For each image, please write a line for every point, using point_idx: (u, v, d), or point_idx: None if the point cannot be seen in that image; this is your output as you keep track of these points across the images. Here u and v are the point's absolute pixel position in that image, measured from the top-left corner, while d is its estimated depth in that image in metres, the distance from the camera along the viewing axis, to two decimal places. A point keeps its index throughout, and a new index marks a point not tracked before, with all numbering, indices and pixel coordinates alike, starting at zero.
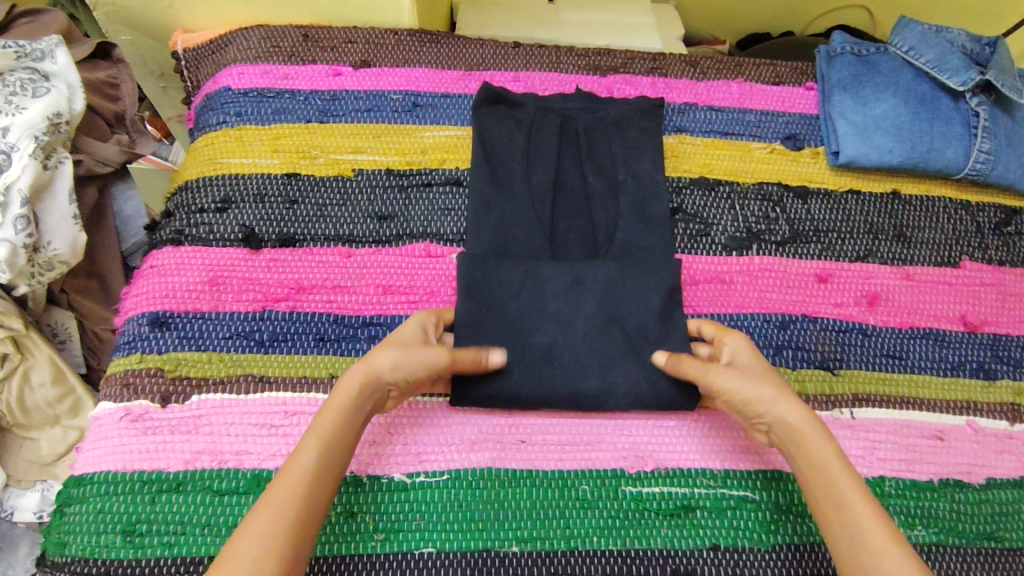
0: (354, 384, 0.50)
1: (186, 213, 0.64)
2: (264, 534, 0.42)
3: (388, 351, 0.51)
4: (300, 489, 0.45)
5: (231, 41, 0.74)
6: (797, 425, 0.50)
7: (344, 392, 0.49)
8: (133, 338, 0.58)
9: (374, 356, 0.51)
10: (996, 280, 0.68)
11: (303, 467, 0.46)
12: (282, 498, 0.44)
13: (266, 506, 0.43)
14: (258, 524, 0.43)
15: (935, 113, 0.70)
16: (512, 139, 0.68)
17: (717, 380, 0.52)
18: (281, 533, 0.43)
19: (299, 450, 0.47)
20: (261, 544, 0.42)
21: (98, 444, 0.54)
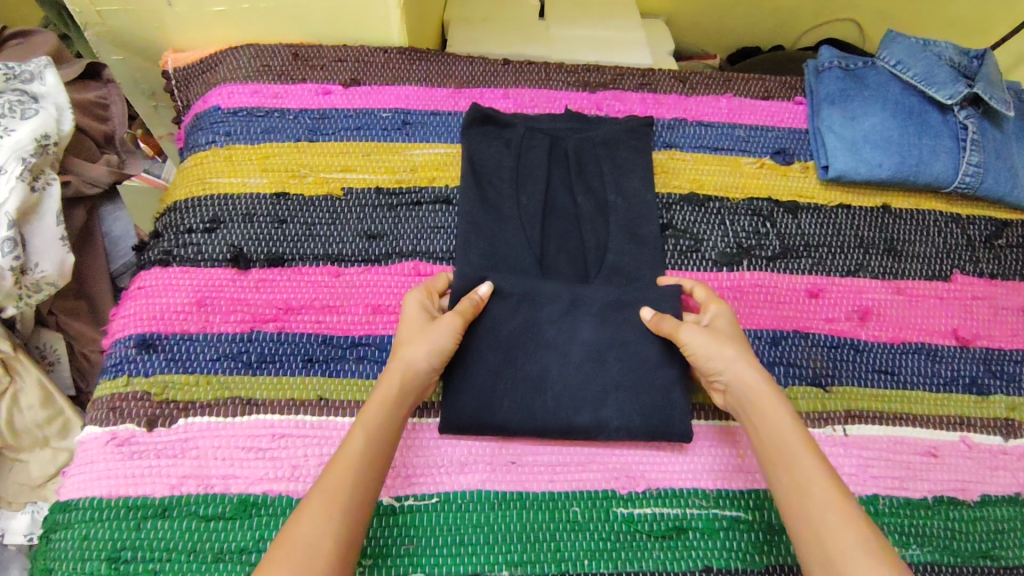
0: (392, 375, 0.52)
1: (173, 233, 0.64)
2: (319, 515, 0.44)
3: (416, 341, 0.54)
4: (351, 475, 0.46)
5: (221, 60, 0.75)
6: (753, 388, 0.52)
7: (385, 384, 0.52)
8: (120, 361, 0.57)
9: (405, 348, 0.54)
10: (987, 294, 0.68)
11: (351, 454, 0.47)
12: (332, 484, 0.45)
13: (317, 491, 0.45)
14: (311, 507, 0.44)
15: (923, 127, 0.71)
16: (501, 157, 0.69)
17: (686, 338, 0.55)
18: (334, 515, 0.44)
19: (348, 438, 0.48)
20: (314, 526, 0.43)
21: (84, 470, 0.53)
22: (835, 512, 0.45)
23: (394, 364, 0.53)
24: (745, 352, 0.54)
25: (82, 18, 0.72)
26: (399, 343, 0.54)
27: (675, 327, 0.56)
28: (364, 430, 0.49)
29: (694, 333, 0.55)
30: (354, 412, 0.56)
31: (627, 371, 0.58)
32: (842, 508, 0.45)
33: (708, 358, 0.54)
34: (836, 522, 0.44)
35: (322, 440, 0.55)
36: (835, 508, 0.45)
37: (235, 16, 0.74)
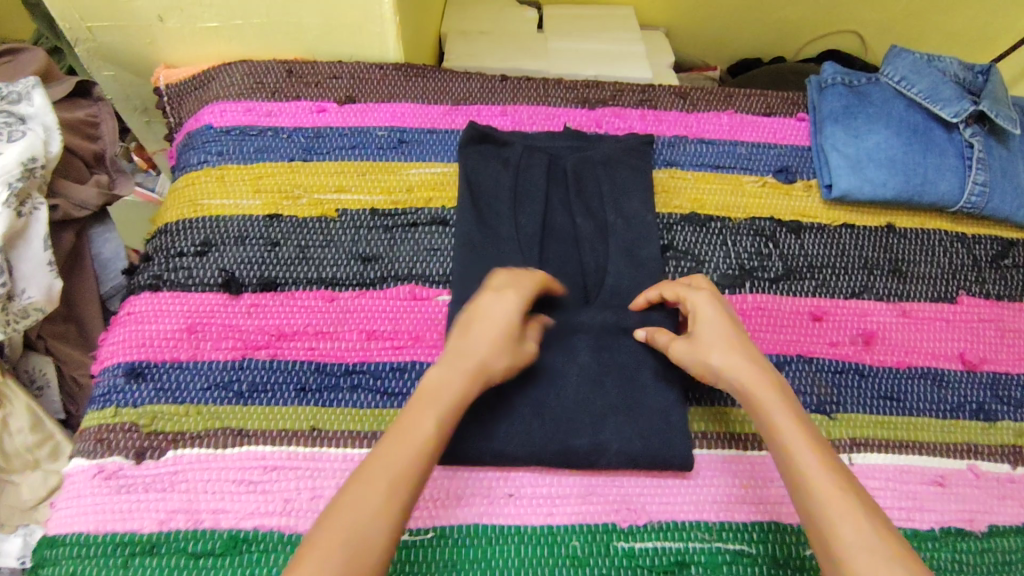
0: (472, 377, 0.49)
1: (164, 257, 0.63)
2: (377, 505, 0.41)
3: (503, 357, 0.51)
4: (418, 466, 0.44)
5: (214, 77, 0.73)
6: (752, 387, 0.50)
7: (463, 381, 0.48)
8: (108, 391, 0.56)
9: (495, 356, 0.50)
10: (994, 316, 0.66)
11: (419, 444, 0.44)
12: (392, 471, 0.43)
13: (372, 476, 0.42)
14: (369, 494, 0.41)
15: (928, 145, 0.69)
16: (499, 177, 0.67)
17: (676, 355, 0.55)
18: (396, 508, 0.42)
19: (414, 423, 0.45)
20: (371, 515, 0.41)
21: (71, 504, 0.52)
22: (840, 514, 0.43)
23: (478, 367, 0.49)
24: (742, 349, 0.52)
25: (72, 33, 0.71)
26: (493, 349, 0.51)
27: (666, 343, 0.56)
28: (434, 421, 0.46)
29: (681, 348, 0.54)
30: (348, 443, 0.55)
31: (628, 400, 0.57)
32: (847, 506, 0.43)
33: (700, 366, 0.53)
34: (846, 525, 0.43)
35: (315, 473, 0.53)
36: (844, 510, 0.43)
37: (228, 33, 0.72)
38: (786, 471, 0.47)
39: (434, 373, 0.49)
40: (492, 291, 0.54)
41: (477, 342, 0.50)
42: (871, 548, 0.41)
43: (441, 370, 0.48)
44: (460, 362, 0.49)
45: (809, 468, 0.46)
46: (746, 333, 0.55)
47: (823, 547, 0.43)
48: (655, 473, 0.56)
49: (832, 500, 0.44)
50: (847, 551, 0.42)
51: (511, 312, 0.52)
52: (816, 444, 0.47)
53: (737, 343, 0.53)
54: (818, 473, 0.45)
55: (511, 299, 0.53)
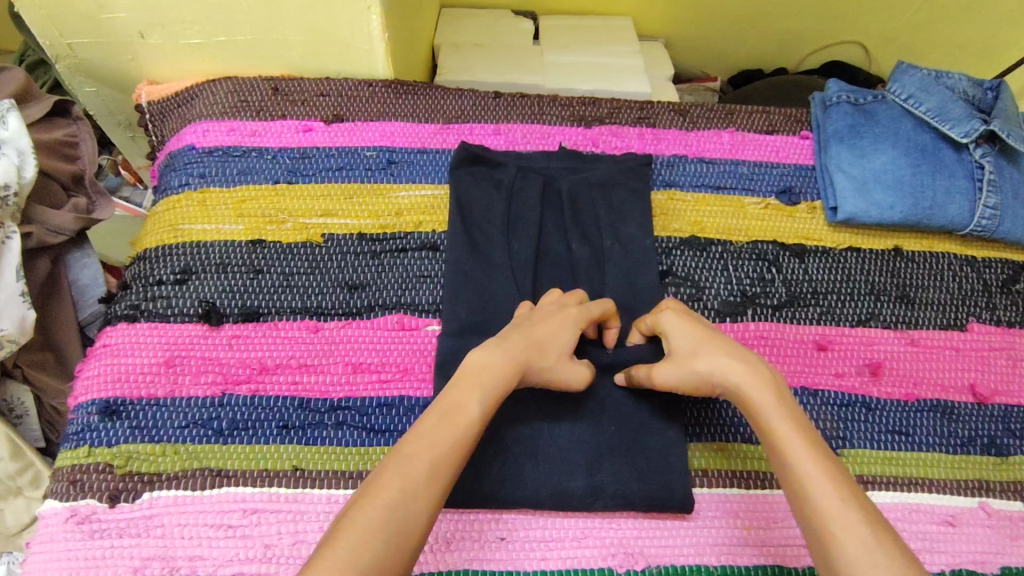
0: (515, 365, 0.48)
1: (142, 285, 0.60)
2: (420, 485, 0.40)
3: (550, 356, 0.51)
4: (461, 450, 0.43)
5: (197, 94, 0.71)
6: (748, 391, 0.48)
7: (506, 366, 0.48)
8: (82, 429, 0.54)
9: (542, 354, 0.50)
10: (1005, 345, 0.64)
11: (463, 428, 0.44)
12: (437, 453, 0.42)
13: (415, 455, 0.42)
14: (414, 473, 0.41)
15: (937, 166, 0.67)
16: (492, 202, 0.65)
17: (662, 380, 0.52)
18: (437, 491, 0.41)
19: (460, 405, 0.45)
20: (415, 494, 0.40)
21: (42, 549, 0.50)
22: (841, 523, 0.41)
23: (522, 357, 0.49)
24: (733, 353, 0.50)
25: (52, 50, 0.68)
26: (540, 344, 0.50)
27: (648, 373, 0.53)
28: (480, 405, 0.45)
29: (666, 369, 0.52)
30: (332, 484, 0.52)
31: (624, 437, 0.55)
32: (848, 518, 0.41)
33: (687, 381, 0.51)
34: (849, 543, 0.40)
35: (297, 516, 0.51)
36: (845, 518, 0.41)
37: (212, 49, 0.70)
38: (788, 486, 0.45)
39: (477, 355, 0.48)
40: (553, 305, 0.55)
41: (528, 336, 0.50)
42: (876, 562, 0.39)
43: (485, 353, 0.48)
44: (505, 347, 0.49)
45: (808, 474, 0.43)
46: (730, 340, 0.53)
47: (825, 559, 0.41)
48: (653, 515, 0.53)
49: (832, 509, 0.42)
50: (846, 560, 0.39)
51: (567, 322, 0.53)
52: (816, 451, 0.45)
53: (725, 351, 0.51)
54: (818, 478, 0.43)
55: (572, 313, 0.54)
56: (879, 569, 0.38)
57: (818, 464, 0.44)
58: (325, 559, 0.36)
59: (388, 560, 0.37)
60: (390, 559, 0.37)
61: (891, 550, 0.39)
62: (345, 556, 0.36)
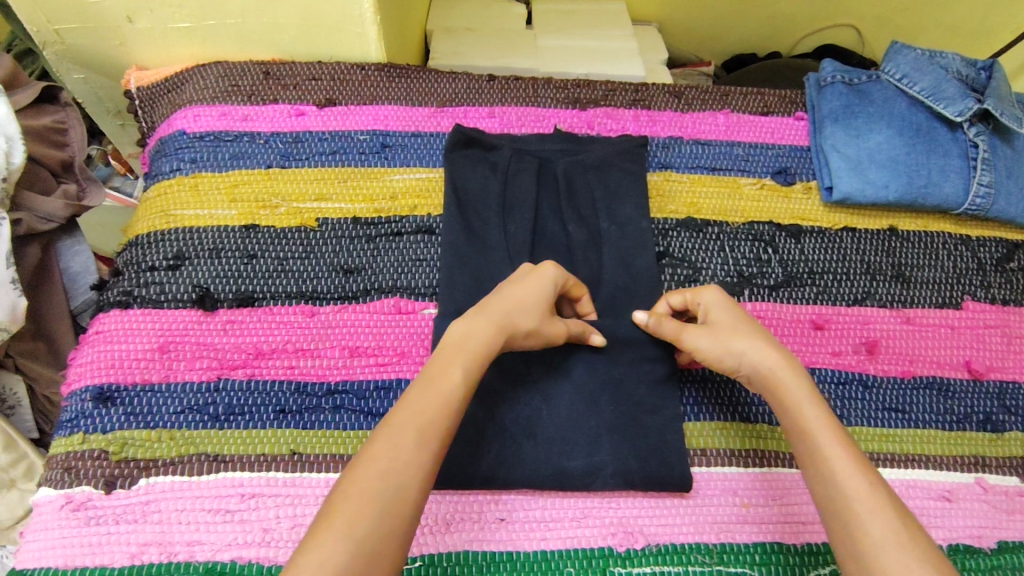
0: (497, 330, 0.48)
1: (135, 271, 0.60)
2: (411, 454, 0.40)
3: (532, 318, 0.50)
4: (448, 415, 0.43)
5: (187, 79, 0.70)
6: (777, 377, 0.49)
7: (488, 331, 0.48)
8: (76, 416, 0.53)
9: (524, 317, 0.50)
10: (1000, 322, 0.65)
11: (447, 395, 0.44)
12: (426, 419, 0.42)
13: (404, 424, 0.41)
14: (403, 441, 0.40)
15: (932, 144, 0.67)
16: (487, 185, 0.65)
17: (689, 341, 0.53)
18: (428, 457, 0.41)
19: (443, 371, 0.45)
20: (406, 461, 0.40)
21: (38, 536, 0.49)
22: (868, 505, 0.41)
23: (502, 321, 0.49)
24: (768, 339, 0.51)
25: (38, 35, 0.67)
26: (522, 307, 0.50)
27: (678, 331, 0.53)
28: (462, 369, 0.45)
29: (698, 337, 0.52)
30: (329, 467, 0.52)
31: (622, 416, 0.55)
32: (872, 498, 0.42)
33: (717, 352, 0.52)
34: (871, 521, 0.41)
35: (295, 500, 0.51)
36: (869, 500, 0.42)
37: (201, 33, 0.69)
38: (810, 465, 0.45)
39: (458, 325, 0.48)
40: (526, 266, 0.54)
41: (505, 299, 0.50)
42: (898, 541, 0.39)
43: (467, 321, 0.48)
44: (484, 313, 0.49)
45: (834, 455, 0.44)
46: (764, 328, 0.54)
47: (843, 534, 0.41)
48: (652, 495, 0.53)
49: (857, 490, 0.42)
50: (868, 537, 0.40)
51: (544, 282, 0.52)
52: (841, 434, 0.46)
53: (756, 334, 0.52)
54: (844, 462, 0.44)
55: (546, 270, 0.53)
56: (901, 547, 0.39)
57: (845, 449, 0.45)
58: (321, 533, 0.36)
59: (385, 527, 0.37)
60: (387, 526, 0.37)
61: (916, 533, 0.40)
62: (340, 529, 0.36)
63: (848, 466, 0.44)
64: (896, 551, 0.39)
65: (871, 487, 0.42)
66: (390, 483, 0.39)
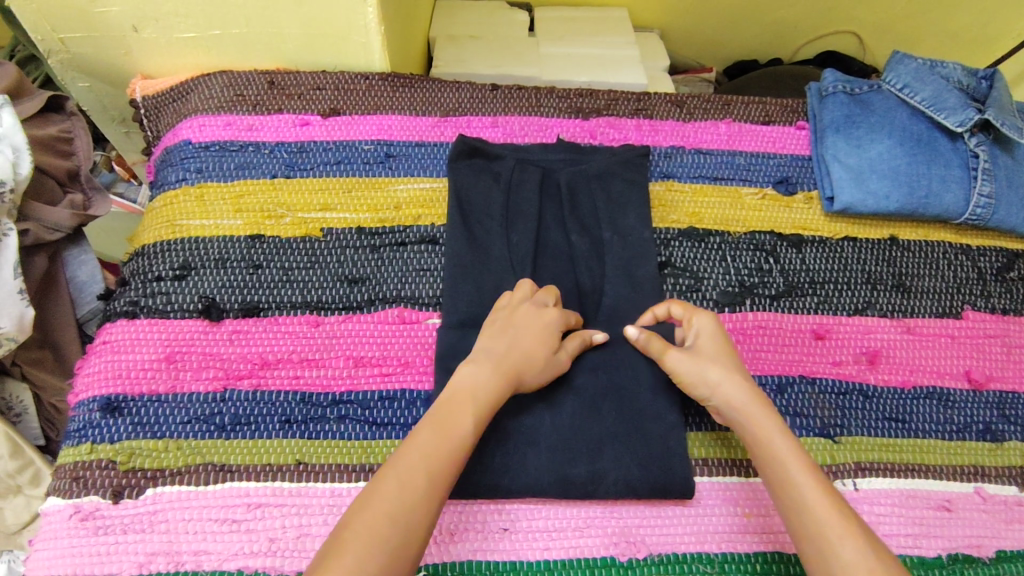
0: (504, 377, 0.50)
1: (141, 281, 0.60)
2: (419, 496, 0.42)
3: (537, 359, 0.53)
4: (455, 460, 0.45)
5: (192, 88, 0.70)
6: (749, 412, 0.50)
7: (496, 380, 0.50)
8: (83, 426, 0.54)
9: (528, 360, 0.52)
10: (999, 331, 0.65)
11: (456, 442, 0.46)
12: (432, 463, 0.44)
13: (414, 469, 0.43)
14: (411, 482, 0.43)
15: (933, 155, 0.67)
16: (491, 195, 0.65)
17: (670, 362, 0.53)
18: (433, 500, 0.43)
19: (455, 417, 0.47)
20: (413, 503, 0.42)
21: (46, 546, 0.50)
22: (840, 535, 0.42)
23: (507, 369, 0.51)
24: (743, 373, 0.52)
25: (43, 45, 0.68)
26: (524, 352, 0.52)
27: (662, 351, 0.54)
28: (472, 419, 0.47)
29: (680, 358, 0.53)
30: (335, 477, 0.52)
31: (625, 425, 0.55)
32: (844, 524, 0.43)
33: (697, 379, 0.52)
34: (845, 546, 0.42)
35: (301, 509, 0.51)
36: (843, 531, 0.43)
37: (205, 43, 0.69)
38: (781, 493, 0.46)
39: (467, 373, 0.50)
40: (529, 306, 0.56)
41: (510, 347, 0.52)
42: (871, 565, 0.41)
43: (475, 369, 0.50)
44: (491, 362, 0.51)
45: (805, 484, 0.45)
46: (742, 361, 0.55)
47: (818, 560, 0.42)
48: (655, 505, 0.54)
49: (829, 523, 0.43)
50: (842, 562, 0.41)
51: (546, 325, 0.54)
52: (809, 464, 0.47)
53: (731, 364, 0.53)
54: (814, 491, 0.45)
55: (546, 314, 0.55)
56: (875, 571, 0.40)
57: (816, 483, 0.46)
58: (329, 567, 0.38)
59: (389, 570, 0.39)
60: (392, 568, 0.39)
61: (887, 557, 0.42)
62: (350, 564, 0.38)
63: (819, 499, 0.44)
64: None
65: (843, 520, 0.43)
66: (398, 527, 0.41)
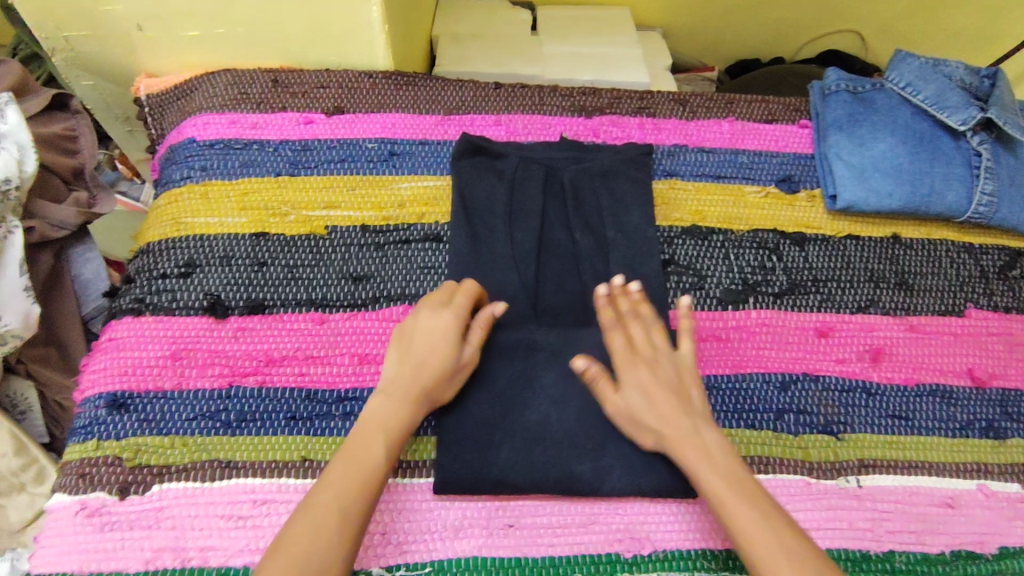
0: (413, 400, 0.50)
1: (146, 279, 0.60)
2: (333, 533, 0.43)
3: (444, 372, 0.52)
4: (369, 491, 0.46)
5: (197, 86, 0.70)
6: (677, 444, 0.50)
7: (406, 406, 0.50)
8: (89, 423, 0.54)
9: (434, 375, 0.52)
10: (1002, 330, 0.65)
11: (368, 472, 0.46)
12: (344, 503, 0.45)
13: (326, 506, 0.44)
14: (323, 521, 0.43)
15: (935, 153, 0.68)
16: (494, 192, 0.65)
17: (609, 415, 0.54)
18: (349, 533, 0.44)
19: (366, 448, 0.47)
20: (327, 541, 0.43)
21: (52, 543, 0.50)
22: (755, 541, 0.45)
23: (417, 389, 0.51)
24: (670, 394, 0.52)
25: (48, 44, 0.68)
26: (429, 370, 0.52)
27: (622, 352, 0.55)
28: (384, 447, 0.48)
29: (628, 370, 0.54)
30: None
31: None
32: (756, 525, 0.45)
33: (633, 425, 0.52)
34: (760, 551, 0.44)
35: None
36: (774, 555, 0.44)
37: (209, 41, 0.69)
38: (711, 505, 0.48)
39: (377, 404, 0.50)
40: (429, 316, 0.54)
41: (417, 365, 0.52)
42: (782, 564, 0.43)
43: (385, 398, 0.50)
44: (398, 393, 0.50)
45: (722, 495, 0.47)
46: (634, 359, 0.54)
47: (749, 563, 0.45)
48: (660, 502, 0.54)
49: (765, 548, 0.44)
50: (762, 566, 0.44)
51: (447, 336, 0.53)
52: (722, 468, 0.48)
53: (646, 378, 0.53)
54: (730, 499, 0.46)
55: (443, 320, 0.53)
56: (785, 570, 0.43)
57: (747, 502, 0.46)
58: None
59: None
60: None
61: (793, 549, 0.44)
62: None
63: (752, 522, 0.45)
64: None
65: (774, 538, 0.44)
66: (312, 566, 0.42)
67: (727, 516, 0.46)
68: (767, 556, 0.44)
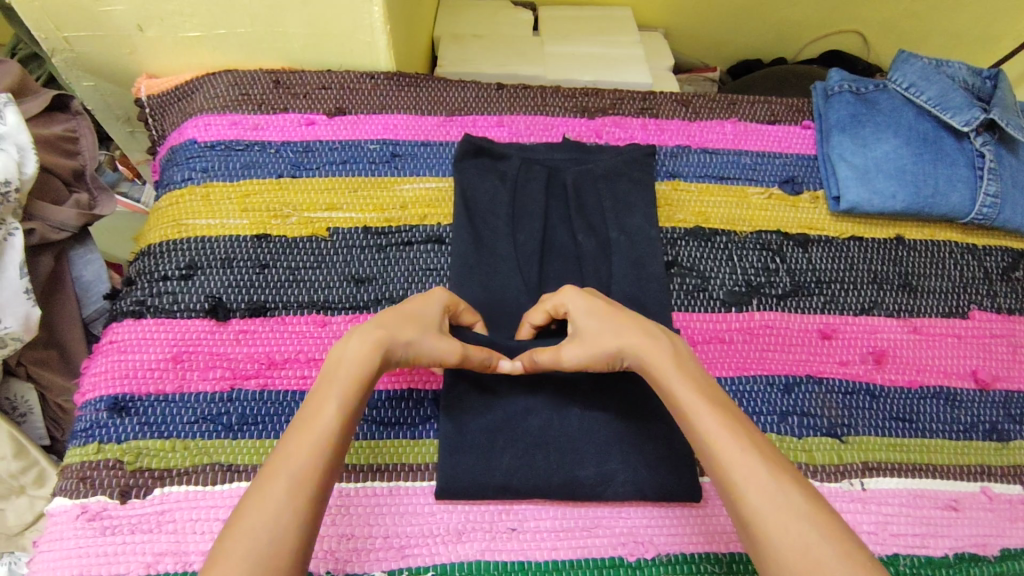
0: (369, 350, 0.47)
1: (147, 281, 0.60)
2: (279, 504, 0.39)
3: (407, 329, 0.49)
4: (320, 453, 0.42)
5: (198, 87, 0.70)
6: (655, 360, 0.48)
7: (362, 354, 0.46)
8: (90, 426, 0.54)
9: (396, 328, 0.48)
10: (1006, 331, 0.65)
11: (319, 433, 0.43)
12: (295, 469, 0.41)
13: (274, 476, 0.40)
14: (270, 490, 0.40)
15: (938, 154, 0.67)
16: (496, 194, 0.65)
17: (569, 362, 0.50)
18: (301, 498, 0.40)
19: (315, 411, 0.44)
20: (275, 510, 0.39)
21: (52, 546, 0.49)
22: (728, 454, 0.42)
23: (378, 338, 0.47)
24: (631, 326, 0.50)
25: (48, 45, 0.68)
26: (398, 321, 0.49)
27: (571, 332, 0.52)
28: (335, 404, 0.44)
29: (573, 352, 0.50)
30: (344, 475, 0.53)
31: (632, 426, 0.55)
32: (730, 438, 0.42)
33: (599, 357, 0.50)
34: (733, 464, 0.41)
35: None
36: (754, 478, 0.40)
37: (210, 41, 0.69)
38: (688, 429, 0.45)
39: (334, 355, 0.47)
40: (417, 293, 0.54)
41: (380, 319, 0.49)
42: (755, 477, 0.40)
43: (341, 349, 0.47)
44: (354, 340, 0.47)
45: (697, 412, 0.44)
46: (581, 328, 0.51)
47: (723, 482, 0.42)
48: (662, 506, 0.54)
49: (738, 464, 0.41)
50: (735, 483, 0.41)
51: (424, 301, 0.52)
52: (698, 386, 0.46)
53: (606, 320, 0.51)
54: (706, 416, 0.44)
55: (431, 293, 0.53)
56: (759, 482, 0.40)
57: (720, 415, 0.44)
58: None
59: None
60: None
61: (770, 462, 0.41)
62: None
63: (726, 435, 0.43)
64: (752, 489, 0.40)
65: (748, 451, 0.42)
66: (262, 538, 0.38)
67: (707, 443, 0.43)
68: (741, 467, 0.41)
